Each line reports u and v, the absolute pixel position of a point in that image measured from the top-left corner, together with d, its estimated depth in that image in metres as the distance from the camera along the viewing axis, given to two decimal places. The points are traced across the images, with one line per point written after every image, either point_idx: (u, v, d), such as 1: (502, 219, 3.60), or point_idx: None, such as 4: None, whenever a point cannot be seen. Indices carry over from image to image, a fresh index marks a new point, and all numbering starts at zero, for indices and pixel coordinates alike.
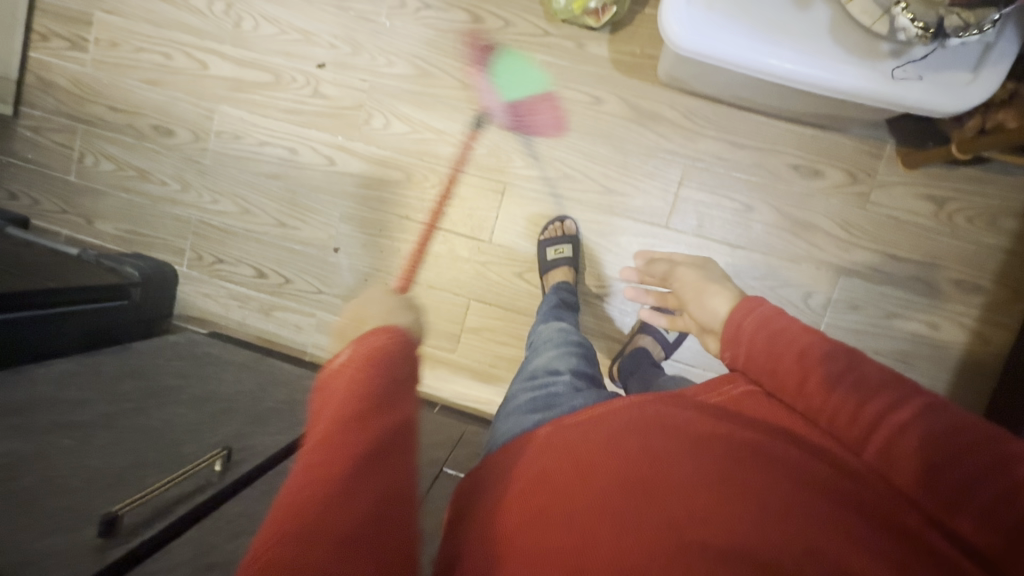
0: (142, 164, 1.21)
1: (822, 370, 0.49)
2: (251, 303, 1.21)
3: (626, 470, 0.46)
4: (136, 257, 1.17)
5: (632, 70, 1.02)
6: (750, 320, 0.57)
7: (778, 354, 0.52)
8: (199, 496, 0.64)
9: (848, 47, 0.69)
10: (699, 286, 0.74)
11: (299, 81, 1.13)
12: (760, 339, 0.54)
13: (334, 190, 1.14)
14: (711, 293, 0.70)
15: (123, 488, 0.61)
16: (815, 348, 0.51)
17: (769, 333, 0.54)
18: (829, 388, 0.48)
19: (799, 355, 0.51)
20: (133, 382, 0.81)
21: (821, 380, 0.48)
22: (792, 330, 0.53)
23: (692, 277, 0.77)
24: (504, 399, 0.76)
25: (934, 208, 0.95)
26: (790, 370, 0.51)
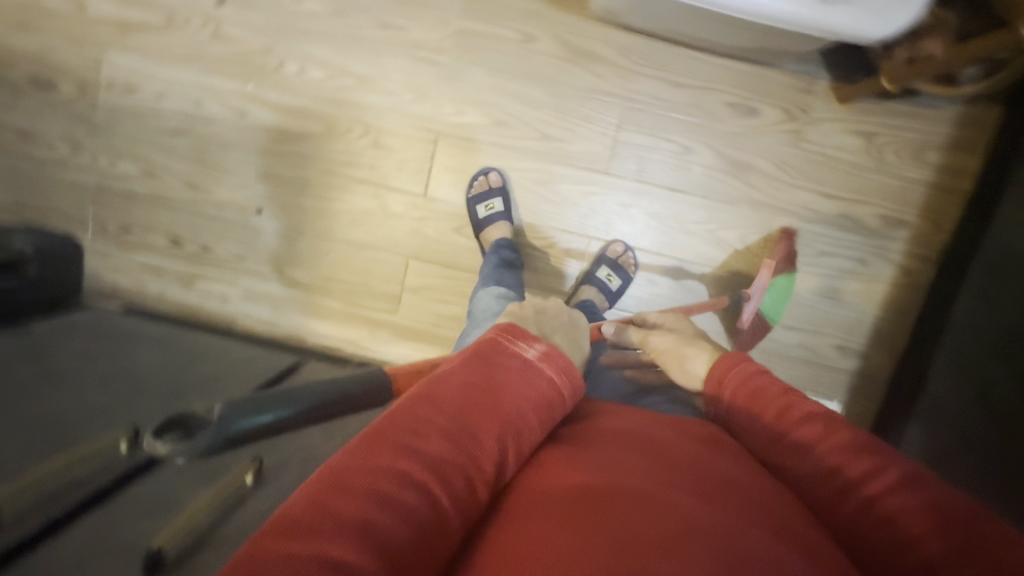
0: (22, 124, 1.07)
1: (810, 425, 0.53)
2: (169, 275, 1.11)
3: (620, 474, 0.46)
4: (29, 229, 1.05)
5: (564, 3, 0.95)
6: (747, 368, 0.62)
7: (770, 397, 0.57)
8: (103, 479, 0.57)
9: None
10: (676, 349, 0.75)
11: (196, 23, 1.01)
12: (756, 385, 0.59)
13: (248, 146, 1.04)
14: (688, 355, 0.72)
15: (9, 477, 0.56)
16: (808, 404, 0.55)
17: (761, 384, 0.59)
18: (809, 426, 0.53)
19: (783, 398, 0.56)
20: (28, 365, 0.74)
21: (812, 417, 0.53)
22: (785, 388, 0.58)
23: (666, 342, 0.77)
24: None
25: (865, 144, 0.96)
26: (781, 416, 0.55)
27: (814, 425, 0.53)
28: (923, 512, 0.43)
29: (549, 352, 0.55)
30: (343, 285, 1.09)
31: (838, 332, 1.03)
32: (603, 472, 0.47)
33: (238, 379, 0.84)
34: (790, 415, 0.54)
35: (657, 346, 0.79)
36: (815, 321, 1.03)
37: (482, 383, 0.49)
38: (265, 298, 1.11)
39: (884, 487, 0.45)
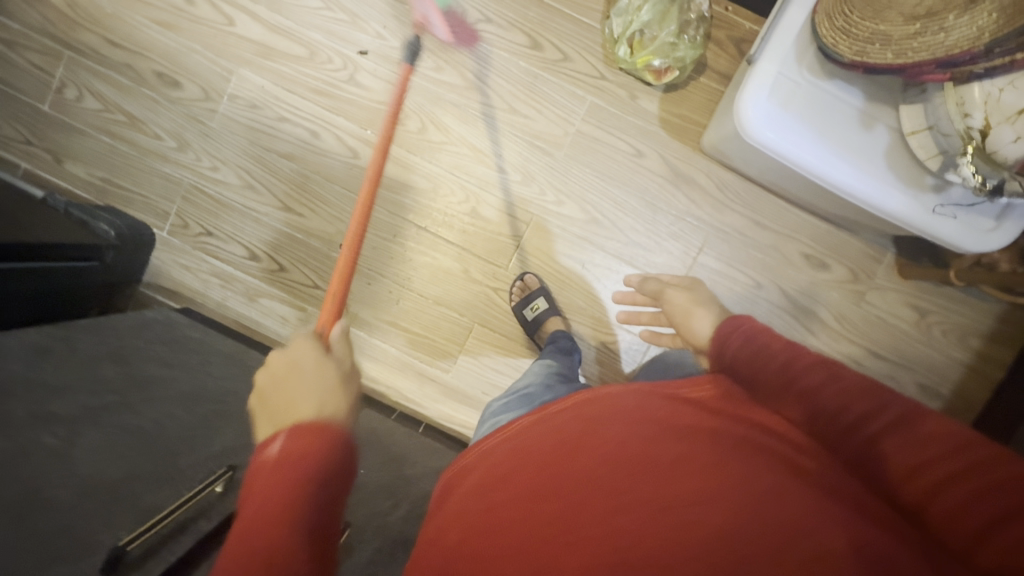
0: (137, 111, 1.09)
1: (800, 382, 0.52)
2: (236, 285, 1.12)
3: (618, 443, 0.49)
4: (109, 213, 1.05)
5: (678, 132, 1.04)
6: (738, 334, 0.60)
7: (759, 359, 0.56)
8: (205, 524, 0.60)
9: (897, 174, 0.75)
10: (687, 310, 0.77)
11: (336, 64, 1.06)
12: (743, 349, 0.59)
13: (351, 184, 1.08)
14: (697, 315, 0.74)
15: (121, 507, 0.56)
16: (794, 360, 0.54)
17: (755, 346, 0.58)
18: (809, 392, 0.51)
19: (784, 364, 0.54)
20: (115, 369, 0.73)
21: (815, 377, 0.52)
22: (772, 344, 0.57)
23: (680, 300, 0.79)
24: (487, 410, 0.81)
25: (916, 318, 1.05)
26: (772, 381, 0.54)
27: (801, 382, 0.52)
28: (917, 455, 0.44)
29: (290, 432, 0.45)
30: (405, 334, 1.10)
31: None
32: (602, 439, 0.50)
33: None
34: (782, 377, 0.54)
35: (672, 301, 0.81)
36: None
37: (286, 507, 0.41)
38: None
39: (876, 437, 0.47)
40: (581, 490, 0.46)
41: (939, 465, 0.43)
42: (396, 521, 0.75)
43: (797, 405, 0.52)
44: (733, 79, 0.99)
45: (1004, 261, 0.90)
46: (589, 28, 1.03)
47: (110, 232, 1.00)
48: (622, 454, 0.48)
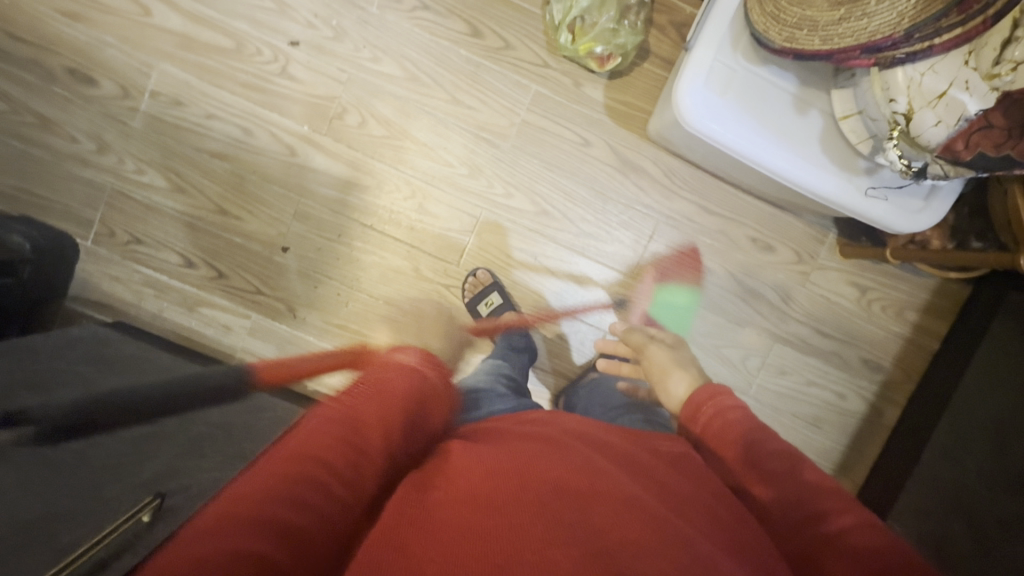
0: (47, 111, 1.01)
1: (765, 463, 0.56)
2: (173, 295, 1.06)
3: (570, 470, 0.47)
4: (23, 223, 0.96)
5: (624, 120, 1.03)
6: (715, 408, 0.64)
7: (732, 432, 0.60)
8: (130, 559, 0.54)
9: (832, 158, 0.76)
10: (666, 368, 0.80)
11: (265, 56, 1.00)
12: (721, 418, 0.63)
13: (291, 183, 1.03)
14: (674, 375, 0.78)
15: (34, 550, 0.52)
16: (766, 443, 0.58)
17: (731, 418, 0.62)
18: (771, 474, 0.55)
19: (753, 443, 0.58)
20: (33, 395, 0.68)
21: (780, 465, 0.56)
22: (743, 421, 0.61)
23: (661, 356, 0.83)
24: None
25: (857, 295, 1.09)
26: (739, 448, 0.58)
27: (768, 458, 0.56)
28: (858, 561, 0.46)
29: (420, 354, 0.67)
30: (357, 336, 1.07)
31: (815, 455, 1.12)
32: (556, 464, 0.48)
33: (253, 433, 0.78)
34: (750, 450, 0.57)
35: (652, 356, 0.85)
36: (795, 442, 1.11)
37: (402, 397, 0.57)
38: (272, 336, 1.07)
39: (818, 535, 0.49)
40: (535, 508, 0.43)
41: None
42: None
43: (758, 475, 0.55)
44: (675, 65, 0.99)
45: (934, 238, 0.93)
46: (529, 14, 1.00)
47: (25, 244, 0.91)
48: (579, 483, 0.46)
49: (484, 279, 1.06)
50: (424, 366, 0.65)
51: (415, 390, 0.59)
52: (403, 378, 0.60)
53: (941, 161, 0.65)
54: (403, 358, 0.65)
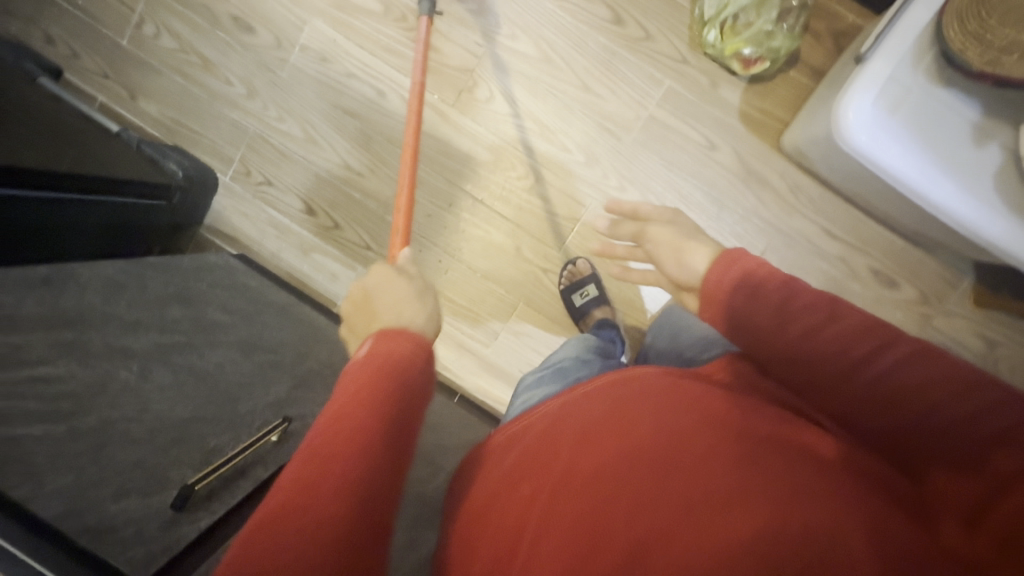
0: (210, 54, 1.10)
1: (798, 329, 0.56)
2: (291, 238, 1.13)
3: (649, 432, 0.53)
4: (178, 152, 1.08)
5: (755, 127, 0.99)
6: (732, 279, 0.58)
7: (761, 314, 0.57)
8: (262, 471, 0.63)
9: (1003, 200, 0.69)
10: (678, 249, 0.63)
11: (409, 22, 1.04)
12: (743, 301, 0.58)
13: (412, 148, 1.07)
14: (690, 248, 0.62)
15: (186, 447, 0.59)
16: (795, 304, 0.56)
17: (743, 313, 0.58)
18: (819, 351, 0.55)
19: (779, 318, 0.56)
20: (181, 309, 0.76)
21: (827, 324, 0.55)
22: (764, 317, 0.57)
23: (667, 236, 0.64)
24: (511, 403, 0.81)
25: (985, 350, 0.99)
26: (770, 328, 0.57)
27: (816, 333, 0.55)
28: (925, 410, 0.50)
29: (377, 335, 0.52)
30: (449, 304, 1.10)
31: None
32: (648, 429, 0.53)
33: None
34: (786, 326, 0.56)
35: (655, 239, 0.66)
36: None
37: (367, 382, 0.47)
38: None
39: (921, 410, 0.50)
40: (643, 486, 0.49)
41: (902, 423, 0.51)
42: (434, 489, 0.77)
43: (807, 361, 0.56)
44: (828, 79, 0.93)
45: None
46: (676, 6, 0.97)
47: (178, 172, 1.02)
48: (659, 449, 0.51)
49: (582, 268, 1.06)
50: (382, 344, 0.50)
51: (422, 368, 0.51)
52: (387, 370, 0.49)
53: None
54: (356, 352, 0.51)
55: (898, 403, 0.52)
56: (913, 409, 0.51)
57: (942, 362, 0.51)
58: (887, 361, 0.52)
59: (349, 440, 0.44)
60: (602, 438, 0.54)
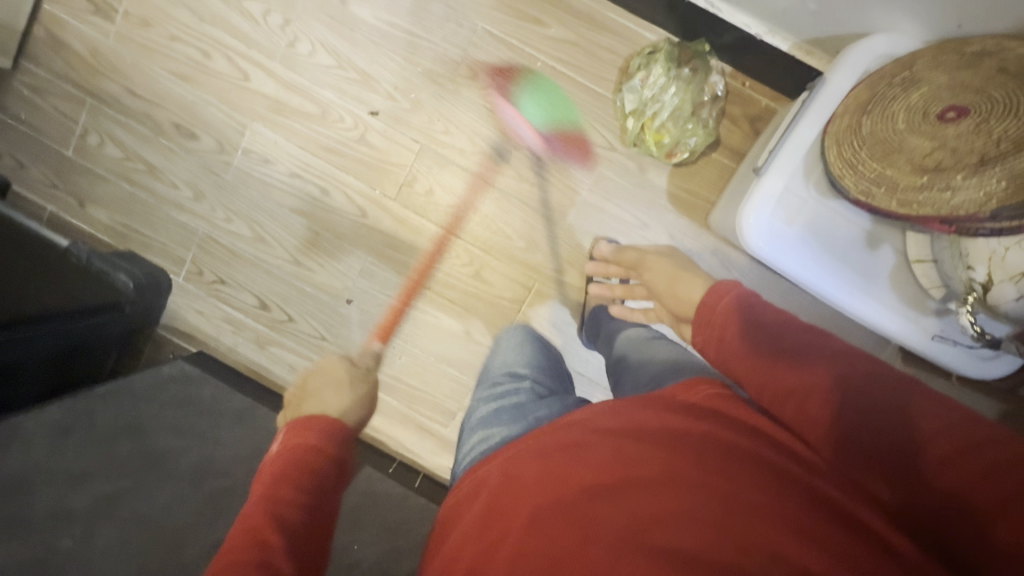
0: (154, 160, 1.12)
1: (797, 346, 0.56)
2: (247, 332, 1.16)
3: (595, 466, 0.47)
4: (129, 259, 1.09)
5: (683, 207, 1.03)
6: (733, 300, 0.64)
7: (754, 350, 0.58)
8: None
9: (898, 297, 0.74)
10: (672, 276, 0.81)
11: (347, 123, 1.07)
12: (733, 335, 0.61)
13: (358, 242, 1.10)
14: (685, 277, 0.79)
15: None
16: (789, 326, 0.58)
17: (746, 328, 0.60)
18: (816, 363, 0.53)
19: (776, 337, 0.57)
20: (129, 445, 0.78)
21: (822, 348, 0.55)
22: (765, 332, 0.59)
23: (665, 264, 0.85)
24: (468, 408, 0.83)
25: None
26: (766, 347, 0.57)
27: (813, 352, 0.55)
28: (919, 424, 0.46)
29: (290, 426, 0.70)
30: (407, 388, 1.13)
31: None
32: (593, 463, 0.48)
33: None
34: (785, 342, 0.56)
35: (653, 266, 0.87)
36: None
37: (295, 467, 0.61)
38: None
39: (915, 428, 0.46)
40: (581, 524, 0.43)
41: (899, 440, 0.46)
42: None
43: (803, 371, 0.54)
44: (747, 161, 0.98)
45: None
46: (600, 98, 1.01)
47: (129, 282, 1.04)
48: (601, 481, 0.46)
49: None
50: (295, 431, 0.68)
51: (335, 457, 0.66)
52: (286, 457, 0.63)
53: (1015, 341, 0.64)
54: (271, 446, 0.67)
55: (878, 439, 0.47)
56: (915, 424, 0.46)
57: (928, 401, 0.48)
58: (883, 384, 0.50)
59: (267, 496, 0.57)
60: (548, 474, 0.49)
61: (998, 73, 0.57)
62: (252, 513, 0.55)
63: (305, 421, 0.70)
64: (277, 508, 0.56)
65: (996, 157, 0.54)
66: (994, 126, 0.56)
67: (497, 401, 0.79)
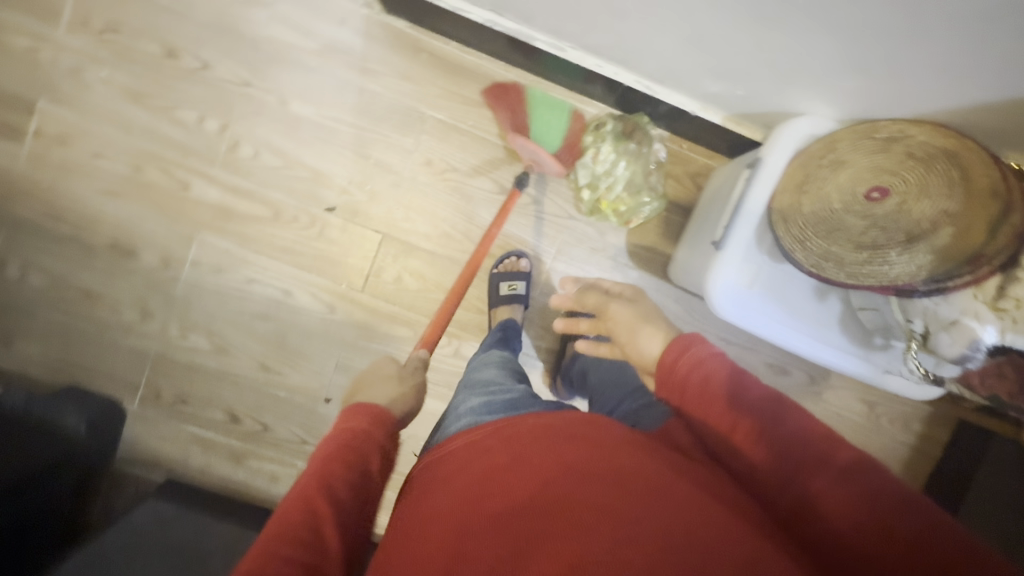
0: (90, 284, 1.03)
1: (754, 401, 0.52)
2: (219, 449, 1.08)
3: (525, 493, 0.46)
4: (76, 395, 1.01)
5: (644, 262, 1.09)
6: (693, 351, 0.59)
7: (712, 399, 0.54)
8: None
9: (848, 338, 0.83)
10: (631, 325, 0.72)
11: (303, 222, 1.04)
12: (699, 379, 0.56)
13: (329, 338, 1.07)
14: (642, 330, 0.70)
15: None
16: (752, 385, 0.54)
17: (705, 374, 0.56)
18: (777, 425, 0.50)
19: (735, 390, 0.54)
20: None
21: (781, 408, 0.51)
22: (721, 379, 0.55)
23: (626, 314, 0.75)
24: (452, 403, 0.73)
25: (869, 410, 1.14)
26: (727, 401, 0.53)
27: (773, 408, 0.51)
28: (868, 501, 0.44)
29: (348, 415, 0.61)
30: (400, 477, 1.11)
31: None
32: (528, 488, 0.46)
33: None
34: (744, 400, 0.53)
35: (617, 316, 0.77)
36: None
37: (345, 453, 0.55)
38: None
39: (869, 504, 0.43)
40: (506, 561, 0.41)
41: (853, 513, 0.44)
42: None
43: (764, 429, 0.50)
44: (695, 217, 1.05)
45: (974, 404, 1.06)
46: (553, 171, 1.06)
47: (80, 425, 0.96)
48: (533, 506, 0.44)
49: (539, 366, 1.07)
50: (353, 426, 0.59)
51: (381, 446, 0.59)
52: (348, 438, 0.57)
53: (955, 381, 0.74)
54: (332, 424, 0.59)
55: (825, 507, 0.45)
56: (868, 505, 0.43)
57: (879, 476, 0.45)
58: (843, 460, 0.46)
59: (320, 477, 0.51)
60: (477, 502, 0.47)
61: (907, 158, 0.67)
62: (326, 450, 0.55)
63: (368, 407, 0.62)
64: (327, 478, 0.51)
65: (920, 235, 0.65)
66: (913, 206, 0.66)
67: (486, 395, 0.70)
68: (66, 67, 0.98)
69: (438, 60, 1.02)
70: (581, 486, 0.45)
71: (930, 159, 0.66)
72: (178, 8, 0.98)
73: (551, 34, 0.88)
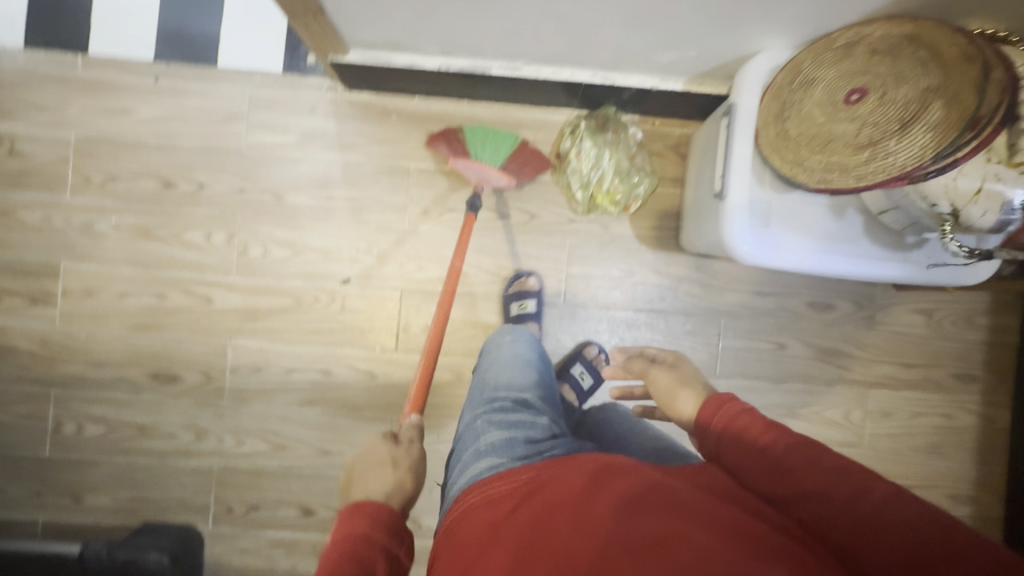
0: (141, 419, 1.06)
1: (795, 442, 0.63)
2: (301, 546, 1.07)
3: (581, 528, 0.53)
4: (151, 534, 1.00)
5: (654, 243, 1.10)
6: (736, 407, 0.72)
7: (756, 445, 0.65)
8: None
9: (880, 246, 0.82)
10: (672, 389, 0.90)
11: (324, 300, 1.07)
12: (745, 427, 0.68)
13: (378, 405, 1.08)
14: (683, 394, 0.87)
15: None
16: (789, 432, 0.65)
17: (747, 425, 0.68)
18: (817, 464, 0.60)
19: (778, 433, 0.65)
20: None
21: (818, 453, 0.61)
22: (765, 424, 0.67)
23: (667, 377, 0.93)
24: (472, 426, 0.82)
25: (927, 319, 1.10)
26: (771, 442, 0.64)
27: (810, 451, 0.62)
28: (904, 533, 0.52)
29: (354, 508, 0.69)
30: None
31: (945, 485, 1.11)
32: (587, 523, 0.53)
33: None
34: (790, 443, 0.63)
35: (658, 379, 0.95)
36: (923, 477, 1.11)
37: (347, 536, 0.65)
38: None
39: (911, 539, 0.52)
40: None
41: (892, 544, 0.52)
42: None
43: (807, 467, 0.60)
44: (689, 185, 1.06)
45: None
46: (543, 184, 1.09)
47: (163, 558, 0.94)
48: (590, 539, 0.51)
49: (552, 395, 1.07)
50: (355, 516, 0.68)
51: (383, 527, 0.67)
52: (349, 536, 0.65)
53: (1004, 248, 0.72)
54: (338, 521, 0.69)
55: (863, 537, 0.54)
56: (902, 539, 0.52)
57: (907, 510, 0.54)
58: (874, 499, 0.55)
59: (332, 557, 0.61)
60: (543, 543, 0.53)
61: (872, 55, 0.69)
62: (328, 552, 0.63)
63: (360, 508, 0.69)
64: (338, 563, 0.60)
65: (912, 118, 0.64)
66: (894, 95, 0.66)
67: (507, 427, 0.79)
68: (79, 224, 1.05)
69: (408, 116, 1.08)
70: (636, 522, 0.52)
71: (894, 50, 0.67)
72: (166, 142, 1.06)
73: (504, 58, 0.93)
